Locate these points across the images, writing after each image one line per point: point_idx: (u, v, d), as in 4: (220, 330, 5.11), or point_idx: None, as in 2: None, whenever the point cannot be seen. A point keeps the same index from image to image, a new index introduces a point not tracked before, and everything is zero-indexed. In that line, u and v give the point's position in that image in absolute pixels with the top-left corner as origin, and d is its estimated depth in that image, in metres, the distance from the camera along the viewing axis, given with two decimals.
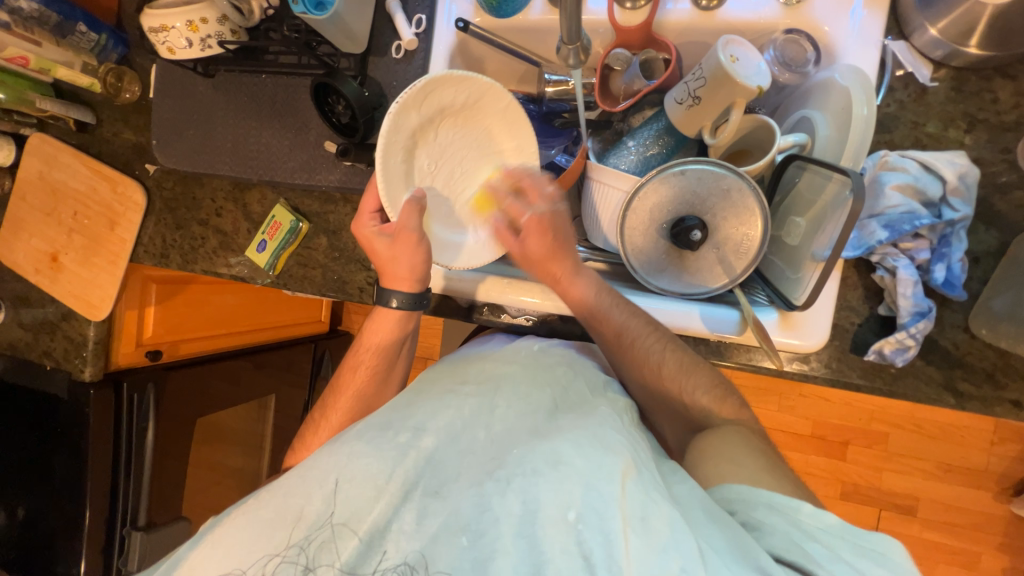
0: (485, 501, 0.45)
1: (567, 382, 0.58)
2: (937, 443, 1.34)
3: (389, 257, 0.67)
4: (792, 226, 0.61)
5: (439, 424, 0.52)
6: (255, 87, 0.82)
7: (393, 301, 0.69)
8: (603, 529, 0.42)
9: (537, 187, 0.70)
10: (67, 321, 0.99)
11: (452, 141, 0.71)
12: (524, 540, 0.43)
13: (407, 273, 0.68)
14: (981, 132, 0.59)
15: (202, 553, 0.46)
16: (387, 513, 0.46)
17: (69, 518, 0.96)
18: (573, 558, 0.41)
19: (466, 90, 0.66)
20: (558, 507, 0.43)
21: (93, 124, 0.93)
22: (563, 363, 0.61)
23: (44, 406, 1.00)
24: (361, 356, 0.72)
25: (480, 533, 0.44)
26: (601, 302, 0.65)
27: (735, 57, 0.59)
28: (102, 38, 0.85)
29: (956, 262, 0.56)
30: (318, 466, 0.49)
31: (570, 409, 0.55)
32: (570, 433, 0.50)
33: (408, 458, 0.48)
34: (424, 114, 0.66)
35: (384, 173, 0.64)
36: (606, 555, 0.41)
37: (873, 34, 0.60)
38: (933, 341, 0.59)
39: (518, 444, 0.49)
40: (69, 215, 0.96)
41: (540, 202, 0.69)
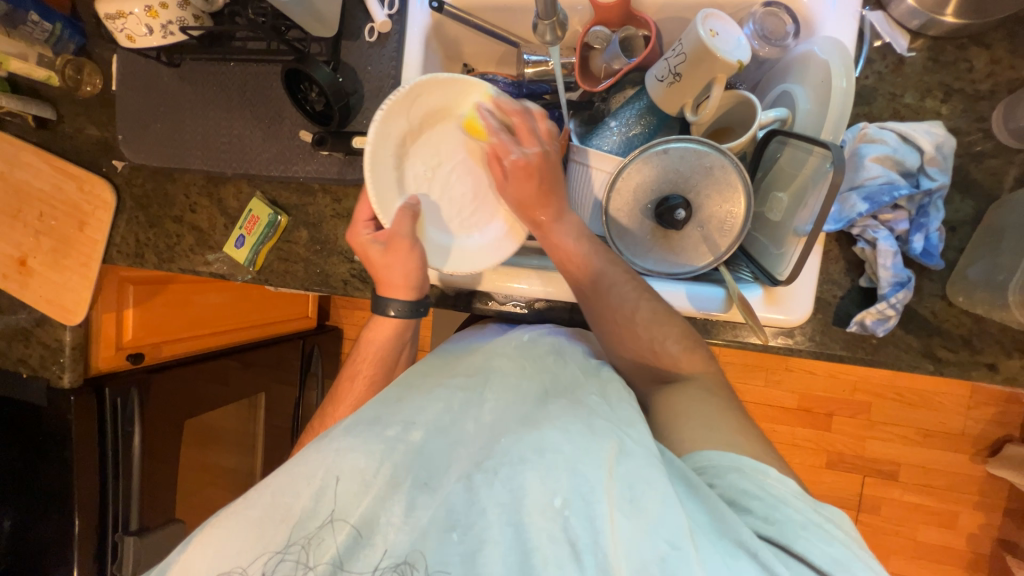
0: (474, 493, 0.45)
1: (558, 372, 0.58)
2: (917, 410, 1.39)
3: (385, 263, 0.68)
4: (774, 202, 0.61)
5: (428, 418, 0.51)
6: (224, 76, 0.78)
7: (391, 310, 0.71)
8: (590, 514, 0.42)
9: (528, 126, 0.65)
10: (41, 327, 0.96)
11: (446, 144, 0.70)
12: (511, 529, 0.42)
13: (402, 279, 0.69)
14: (957, 102, 0.60)
15: (192, 552, 0.45)
16: (375, 506, 0.46)
17: (58, 526, 0.94)
18: (560, 545, 0.41)
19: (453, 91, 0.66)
20: (545, 494, 0.43)
21: (53, 120, 0.89)
22: (552, 352, 0.61)
23: (23, 414, 0.97)
24: (360, 366, 0.73)
25: (468, 526, 0.43)
26: (585, 258, 0.63)
27: (715, 31, 0.58)
28: (57, 28, 0.82)
29: (933, 232, 0.57)
30: (305, 463, 0.48)
31: (560, 395, 0.55)
32: (558, 420, 0.49)
33: (397, 453, 0.48)
34: (413, 116, 0.67)
35: (373, 180, 0.64)
36: (592, 542, 0.41)
37: (852, 5, 0.59)
38: (912, 310, 0.60)
39: (506, 434, 0.48)
40: (34, 216, 0.92)
41: (533, 142, 0.65)
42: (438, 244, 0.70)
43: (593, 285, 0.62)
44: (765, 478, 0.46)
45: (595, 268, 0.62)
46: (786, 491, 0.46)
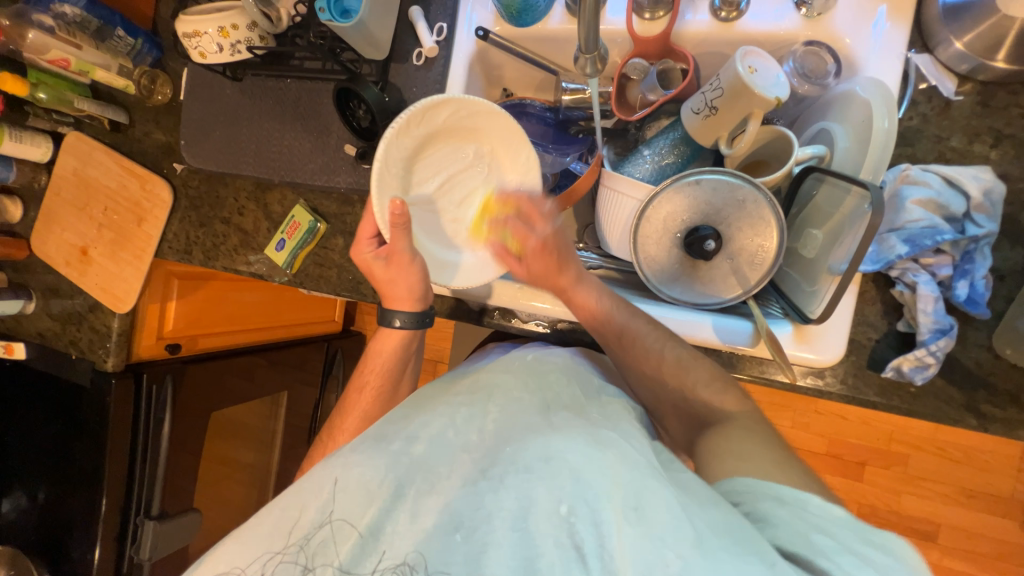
0: (479, 499, 0.45)
1: (560, 389, 0.58)
2: (959, 468, 1.30)
3: (387, 276, 0.70)
4: (808, 239, 0.60)
5: (432, 430, 0.52)
6: (280, 91, 0.84)
7: (396, 321, 0.72)
8: (595, 519, 0.42)
9: (536, 208, 0.70)
10: (94, 313, 1.03)
11: (438, 162, 0.72)
12: (515, 533, 0.43)
13: (405, 294, 0.71)
14: (1007, 147, 0.58)
15: (204, 566, 0.47)
16: (381, 513, 0.46)
17: (87, 505, 0.99)
18: (565, 550, 0.41)
19: (461, 109, 0.67)
20: (550, 501, 0.43)
21: (125, 124, 0.97)
22: (557, 371, 0.61)
23: (69, 394, 1.03)
24: (367, 377, 0.74)
25: (472, 530, 0.44)
26: (563, 257, 0.67)
27: (754, 68, 0.58)
28: (138, 42, 0.89)
29: (980, 279, 0.55)
30: (314, 479, 0.50)
31: (562, 409, 0.55)
32: (561, 430, 0.50)
33: (403, 463, 0.49)
34: (419, 137, 0.68)
35: (378, 182, 0.64)
36: (597, 544, 0.41)
37: (897, 47, 0.59)
38: (954, 359, 0.57)
39: (511, 442, 0.49)
40: (99, 210, 1.00)
41: (542, 223, 0.69)
42: (441, 267, 0.72)
43: (571, 278, 0.66)
44: (806, 505, 0.41)
45: (572, 266, 0.67)
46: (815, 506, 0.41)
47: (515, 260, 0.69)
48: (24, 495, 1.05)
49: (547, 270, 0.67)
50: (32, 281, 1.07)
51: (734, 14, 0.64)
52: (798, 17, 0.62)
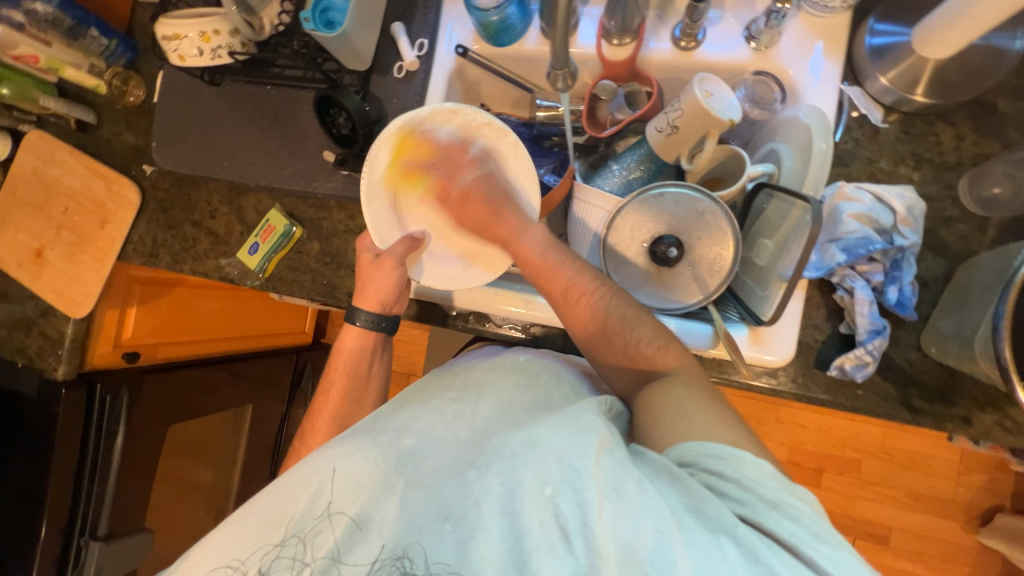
0: (467, 488, 0.45)
1: (552, 387, 0.58)
2: (906, 472, 1.38)
3: (364, 275, 0.72)
4: (760, 248, 0.65)
5: (420, 425, 0.52)
6: (260, 97, 0.85)
7: (360, 319, 0.73)
8: (578, 498, 0.42)
9: (459, 156, 0.74)
10: (46, 318, 0.98)
11: (432, 220, 0.76)
12: (504, 517, 0.42)
13: (373, 293, 0.71)
14: (927, 170, 0.66)
15: (196, 561, 0.47)
16: (371, 504, 0.46)
17: (25, 526, 0.92)
18: (551, 530, 0.41)
19: (383, 226, 0.72)
20: (535, 483, 0.43)
21: (93, 124, 0.95)
22: (549, 370, 0.61)
23: (12, 405, 0.97)
24: (332, 378, 0.75)
25: (461, 517, 0.43)
26: (500, 207, 0.70)
27: (710, 92, 0.64)
28: (113, 43, 0.88)
29: (906, 285, 0.61)
30: (304, 468, 0.50)
31: (552, 405, 0.54)
32: (548, 417, 0.49)
33: (391, 455, 0.49)
34: (416, 252, 0.74)
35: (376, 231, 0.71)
36: (582, 525, 0.41)
37: (832, 79, 0.67)
38: (889, 359, 0.63)
39: (498, 433, 0.49)
40: (58, 211, 0.96)
41: (467, 169, 0.74)
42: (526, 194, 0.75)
43: (513, 230, 0.68)
44: (740, 464, 0.45)
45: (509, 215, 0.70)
46: (762, 474, 0.44)
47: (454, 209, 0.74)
48: None
49: (485, 218, 0.71)
50: None
51: (693, 43, 0.70)
52: (748, 50, 0.69)
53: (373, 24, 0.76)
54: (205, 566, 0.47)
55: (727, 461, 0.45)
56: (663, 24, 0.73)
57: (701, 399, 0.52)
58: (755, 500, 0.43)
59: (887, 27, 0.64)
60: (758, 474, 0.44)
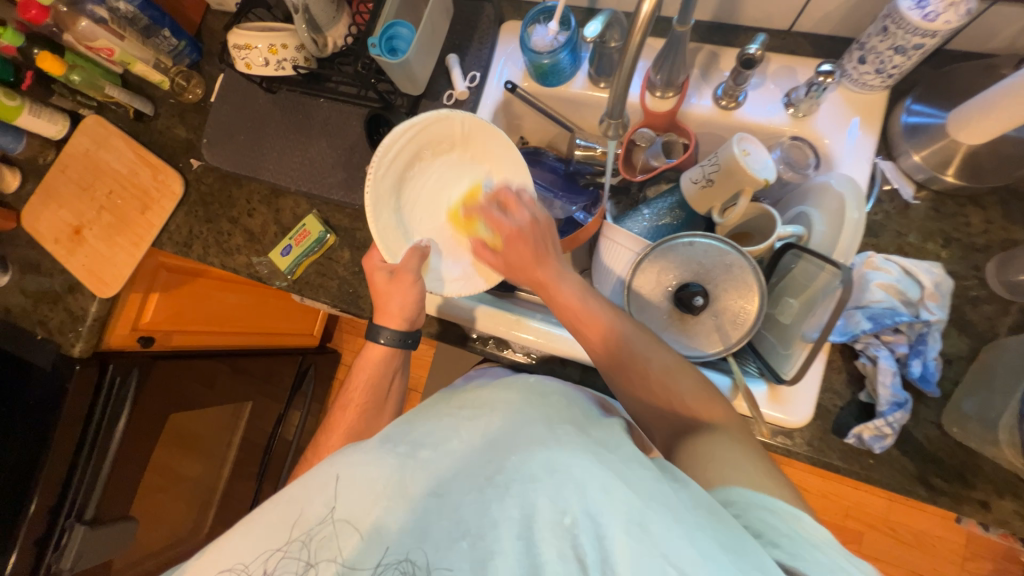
0: (486, 507, 0.44)
1: (566, 407, 0.55)
2: (909, 550, 1.33)
3: (385, 293, 0.73)
4: (785, 306, 0.66)
5: (436, 439, 0.51)
6: (312, 108, 0.89)
7: (382, 338, 0.74)
8: (598, 532, 0.41)
9: (518, 199, 0.72)
10: (72, 294, 1.00)
11: (434, 226, 0.77)
12: (520, 542, 0.42)
13: (397, 310, 0.72)
14: (955, 249, 0.67)
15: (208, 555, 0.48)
16: (385, 514, 0.46)
17: (15, 500, 0.91)
18: (569, 561, 0.40)
19: (392, 241, 0.72)
20: (553, 510, 0.42)
21: (149, 115, 0.99)
22: (558, 392, 0.58)
23: (25, 376, 0.98)
24: (352, 397, 0.74)
25: (479, 537, 0.43)
26: (541, 254, 0.68)
27: (747, 151, 0.66)
28: (181, 44, 0.93)
29: (931, 359, 0.61)
30: (320, 472, 0.50)
31: (567, 421, 0.52)
32: (563, 441, 0.48)
33: (406, 467, 0.48)
34: (425, 260, 0.74)
35: (381, 235, 0.70)
36: (600, 558, 0.40)
37: (866, 152, 0.69)
38: (908, 433, 0.63)
39: (516, 451, 0.48)
40: (103, 193, 1.00)
41: (522, 210, 0.71)
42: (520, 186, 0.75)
43: (554, 274, 0.67)
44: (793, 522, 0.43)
45: (552, 261, 0.68)
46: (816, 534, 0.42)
47: (491, 254, 0.72)
48: None
49: (526, 258, 0.68)
50: (12, 254, 1.04)
51: (733, 104, 0.74)
52: (786, 115, 0.72)
53: (431, 53, 0.80)
54: (212, 566, 0.47)
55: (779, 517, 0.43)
56: (706, 82, 0.76)
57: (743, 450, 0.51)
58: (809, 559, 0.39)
59: (923, 107, 0.67)
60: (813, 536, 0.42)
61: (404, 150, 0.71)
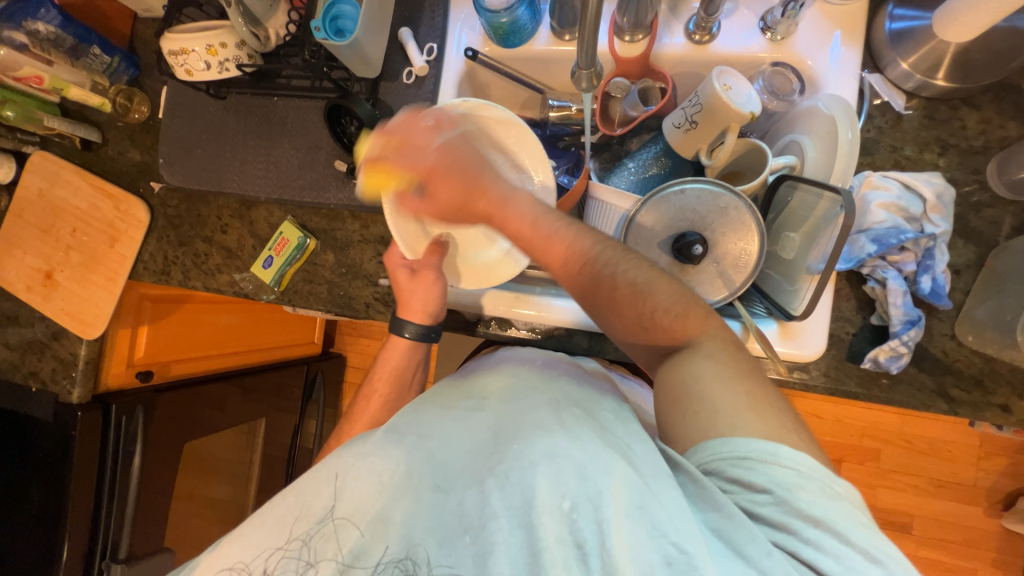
0: (486, 497, 0.44)
1: (569, 389, 0.56)
2: (926, 459, 1.37)
3: (404, 291, 0.72)
4: (786, 241, 0.64)
5: (439, 429, 0.50)
6: (266, 109, 0.84)
7: (405, 331, 0.74)
8: (598, 516, 0.41)
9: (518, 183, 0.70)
10: (58, 340, 0.96)
11: (456, 223, 0.75)
12: (520, 530, 0.42)
13: (420, 306, 0.72)
14: (953, 155, 0.65)
15: (217, 553, 0.46)
16: (389, 506, 0.44)
17: (46, 551, 0.91)
18: (568, 547, 0.41)
19: (410, 236, 0.71)
20: (554, 496, 0.42)
21: (98, 142, 0.94)
22: (565, 376, 0.59)
23: (27, 430, 0.96)
24: (376, 386, 0.76)
25: (479, 529, 0.43)
26: (475, 177, 0.61)
27: (728, 86, 0.63)
28: (115, 61, 0.87)
29: (940, 273, 0.60)
30: (326, 467, 0.49)
31: (574, 404, 0.53)
32: (569, 427, 0.48)
33: (415, 457, 0.47)
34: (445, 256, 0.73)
35: (397, 226, 0.69)
36: (599, 543, 0.40)
37: (851, 67, 0.66)
38: (923, 349, 0.62)
39: (518, 438, 0.48)
40: (67, 232, 0.95)
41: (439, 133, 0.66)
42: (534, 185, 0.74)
43: (497, 196, 0.60)
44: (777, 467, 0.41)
45: (483, 178, 0.61)
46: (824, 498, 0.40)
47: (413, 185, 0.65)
48: None
49: (452, 191, 0.62)
50: None
51: (707, 37, 0.69)
52: (764, 41, 0.68)
53: (381, 29, 0.75)
54: (214, 566, 0.45)
55: (756, 462, 0.41)
56: (675, 18, 0.71)
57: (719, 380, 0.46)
58: (791, 516, 0.40)
59: (907, 11, 0.63)
60: (795, 476, 0.41)
61: None
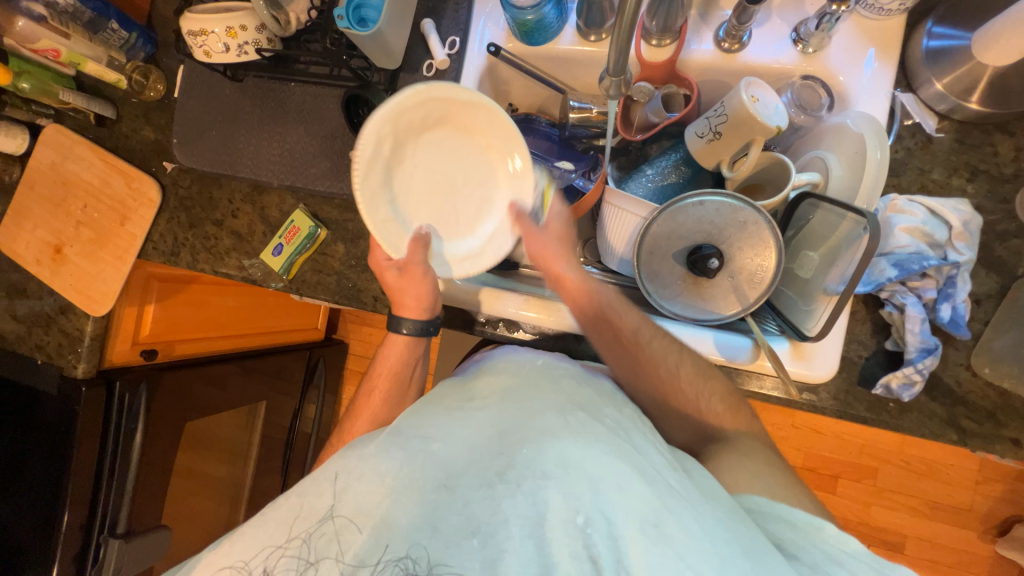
0: (496, 503, 0.44)
1: (578, 390, 0.55)
2: (924, 480, 1.36)
3: (396, 286, 0.71)
4: (805, 260, 0.63)
5: (445, 430, 0.50)
6: (283, 94, 0.83)
7: (404, 328, 0.73)
8: (613, 533, 0.41)
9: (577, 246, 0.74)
10: (65, 315, 0.97)
11: (433, 214, 0.70)
12: (531, 540, 0.42)
13: (413, 302, 0.71)
14: (982, 182, 0.63)
15: (217, 552, 0.46)
16: (395, 509, 0.44)
17: (46, 523, 0.92)
18: (581, 561, 0.41)
19: (390, 234, 0.66)
20: (566, 510, 0.43)
21: (112, 118, 0.93)
22: (570, 374, 0.58)
23: (31, 403, 0.96)
24: (376, 382, 0.74)
25: (489, 534, 0.42)
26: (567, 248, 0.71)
27: (756, 98, 0.61)
28: (132, 37, 0.86)
29: (960, 303, 0.59)
30: (329, 468, 0.49)
31: (582, 407, 0.52)
32: (577, 433, 0.48)
33: (417, 460, 0.47)
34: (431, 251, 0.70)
35: (376, 222, 0.64)
36: (614, 560, 0.40)
37: (884, 85, 0.64)
38: (937, 377, 0.61)
39: (526, 444, 0.47)
40: (78, 207, 0.95)
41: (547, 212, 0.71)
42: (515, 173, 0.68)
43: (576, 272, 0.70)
44: (819, 536, 0.47)
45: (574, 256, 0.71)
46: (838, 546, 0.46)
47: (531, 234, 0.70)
48: None
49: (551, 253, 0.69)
50: None
51: (737, 45, 0.68)
52: (795, 53, 0.66)
53: (404, 20, 0.73)
54: (213, 565, 0.45)
55: (799, 530, 0.47)
56: (705, 25, 0.70)
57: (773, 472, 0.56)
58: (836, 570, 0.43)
59: (946, 30, 0.61)
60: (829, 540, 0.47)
61: (390, 135, 0.64)
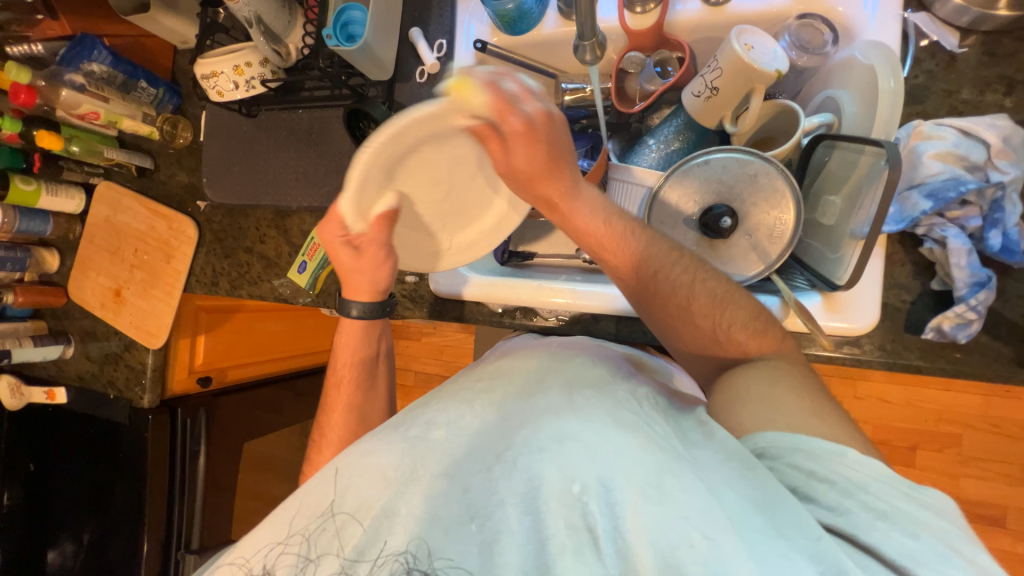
0: (493, 484, 0.43)
1: (579, 372, 0.54)
2: (1018, 444, 1.22)
3: (344, 272, 0.70)
4: (826, 206, 0.60)
5: (448, 417, 0.51)
6: (292, 121, 0.88)
7: (354, 310, 0.71)
8: (611, 503, 0.39)
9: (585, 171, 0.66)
10: (129, 351, 1.06)
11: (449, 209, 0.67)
12: (528, 518, 0.41)
13: (366, 285, 0.70)
14: (1021, 93, 0.57)
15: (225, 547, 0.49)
16: (394, 499, 0.45)
17: (130, 543, 1.00)
18: (579, 532, 0.39)
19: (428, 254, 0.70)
20: (563, 480, 0.41)
21: (151, 168, 1.02)
22: (580, 354, 0.58)
23: (109, 434, 1.06)
24: (341, 371, 0.72)
25: (486, 517, 0.42)
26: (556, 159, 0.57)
27: (750, 45, 0.59)
28: (160, 92, 0.95)
29: (1012, 227, 0.53)
30: (335, 462, 0.50)
31: (587, 385, 0.51)
32: (579, 410, 0.47)
33: (417, 450, 0.47)
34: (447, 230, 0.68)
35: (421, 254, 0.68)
36: (612, 529, 0.39)
37: (892, 8, 0.60)
38: (997, 314, 0.55)
39: (524, 425, 0.47)
40: (130, 252, 1.04)
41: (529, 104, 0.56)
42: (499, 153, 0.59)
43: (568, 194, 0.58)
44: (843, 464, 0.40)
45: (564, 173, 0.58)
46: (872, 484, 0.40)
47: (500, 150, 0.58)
48: (70, 539, 1.07)
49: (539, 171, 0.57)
50: (70, 326, 1.11)
51: None
52: None
53: (391, 32, 0.76)
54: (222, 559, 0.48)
55: (818, 455, 0.41)
56: None
57: (793, 384, 0.49)
58: (851, 505, 0.38)
59: None
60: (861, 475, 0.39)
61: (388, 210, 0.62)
